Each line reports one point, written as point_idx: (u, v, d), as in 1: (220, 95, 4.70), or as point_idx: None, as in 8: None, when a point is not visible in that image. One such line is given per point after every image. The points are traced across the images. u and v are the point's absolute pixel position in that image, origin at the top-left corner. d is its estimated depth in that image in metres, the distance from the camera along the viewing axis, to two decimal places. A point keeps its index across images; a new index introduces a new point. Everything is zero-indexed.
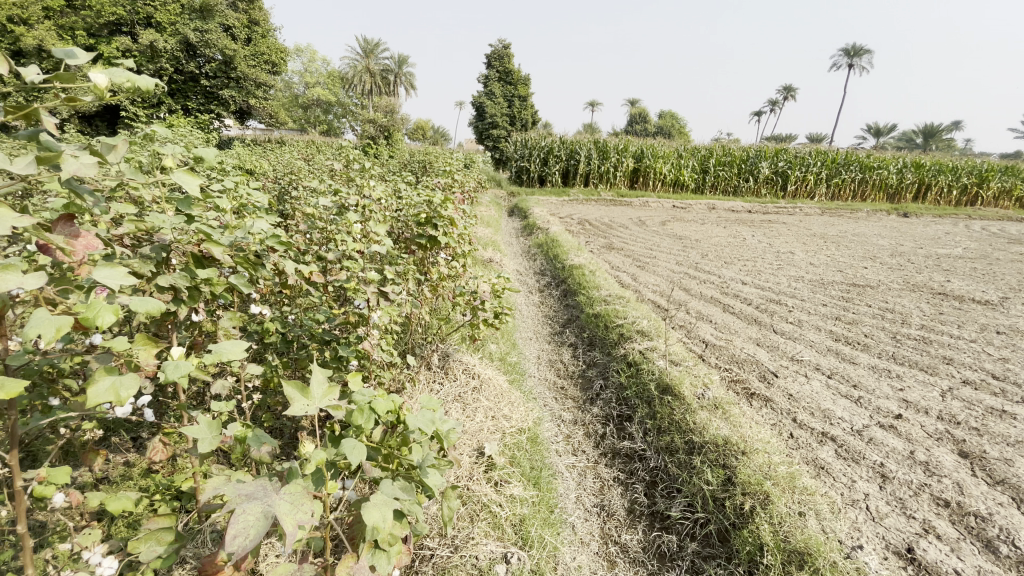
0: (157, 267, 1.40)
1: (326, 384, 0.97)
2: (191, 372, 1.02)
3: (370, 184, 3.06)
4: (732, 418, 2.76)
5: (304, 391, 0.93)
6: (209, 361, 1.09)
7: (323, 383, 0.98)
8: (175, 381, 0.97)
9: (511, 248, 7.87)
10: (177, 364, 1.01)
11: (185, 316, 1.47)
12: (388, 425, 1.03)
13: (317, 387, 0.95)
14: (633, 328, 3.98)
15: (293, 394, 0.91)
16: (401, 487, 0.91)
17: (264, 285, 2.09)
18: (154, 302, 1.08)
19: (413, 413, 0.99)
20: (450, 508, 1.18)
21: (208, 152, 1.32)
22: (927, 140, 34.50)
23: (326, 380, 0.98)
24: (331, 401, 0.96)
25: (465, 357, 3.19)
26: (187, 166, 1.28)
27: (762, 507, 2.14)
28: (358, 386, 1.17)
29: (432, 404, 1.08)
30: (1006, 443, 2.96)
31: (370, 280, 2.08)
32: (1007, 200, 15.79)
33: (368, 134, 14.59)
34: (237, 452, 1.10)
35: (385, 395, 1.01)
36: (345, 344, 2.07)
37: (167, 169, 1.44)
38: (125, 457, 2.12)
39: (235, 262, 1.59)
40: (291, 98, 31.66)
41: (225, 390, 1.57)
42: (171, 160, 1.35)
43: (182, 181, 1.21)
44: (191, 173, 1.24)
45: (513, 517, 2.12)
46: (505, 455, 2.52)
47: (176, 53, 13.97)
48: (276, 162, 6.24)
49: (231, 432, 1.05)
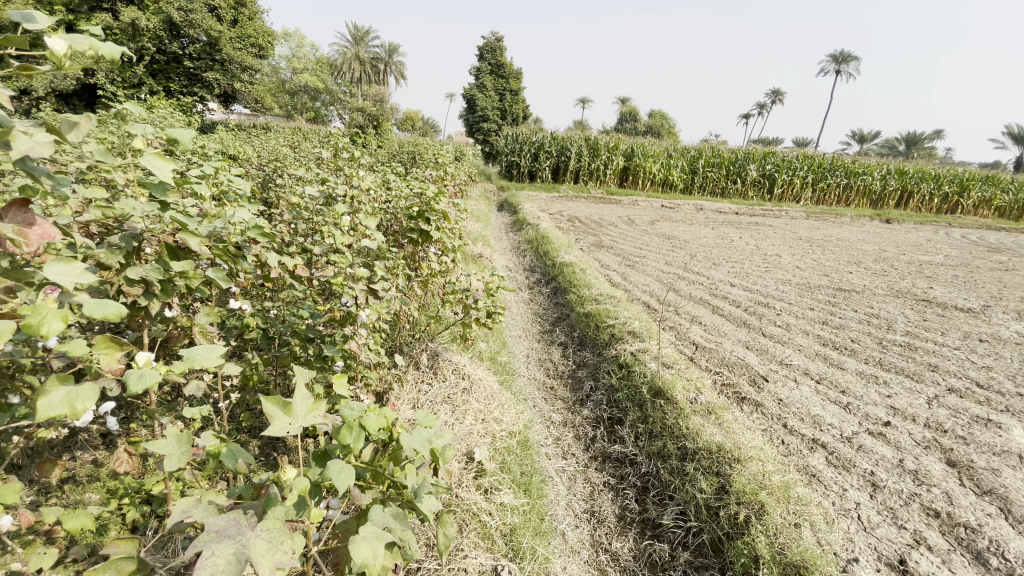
0: (127, 259, 1.30)
1: (310, 399, 0.88)
2: (162, 380, 0.90)
3: (358, 173, 2.94)
4: (724, 423, 2.71)
5: (286, 407, 0.84)
6: (179, 369, 0.97)
7: (307, 398, 0.89)
8: (141, 391, 0.85)
9: (500, 243, 7.77)
10: (145, 373, 0.90)
11: (158, 311, 1.38)
12: (379, 443, 0.95)
13: (300, 404, 0.85)
14: (624, 328, 3.93)
15: (273, 411, 0.82)
16: (392, 515, 0.82)
17: (245, 278, 1.96)
18: (112, 305, 0.98)
19: (407, 431, 0.89)
20: (446, 537, 1.02)
21: (183, 134, 1.21)
22: (910, 147, 34.97)
23: (310, 394, 0.88)
24: (316, 418, 0.87)
25: (454, 356, 3.09)
26: (160, 150, 1.17)
27: (757, 518, 2.09)
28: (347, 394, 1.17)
29: (429, 417, 1.00)
30: (992, 453, 2.98)
31: (360, 276, 1.96)
32: (986, 209, 16.09)
33: (356, 123, 14.24)
34: (210, 468, 0.98)
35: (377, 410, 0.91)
36: (330, 342, 1.95)
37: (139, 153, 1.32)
38: (93, 456, 2.02)
39: (214, 254, 1.48)
40: (278, 83, 31.02)
41: (199, 391, 1.48)
42: (144, 141, 1.23)
43: (152, 164, 1.09)
44: (162, 156, 1.12)
45: (503, 527, 2.05)
46: (495, 461, 2.44)
47: (159, 33, 13.47)
48: (261, 148, 6.06)
49: (203, 447, 0.93)
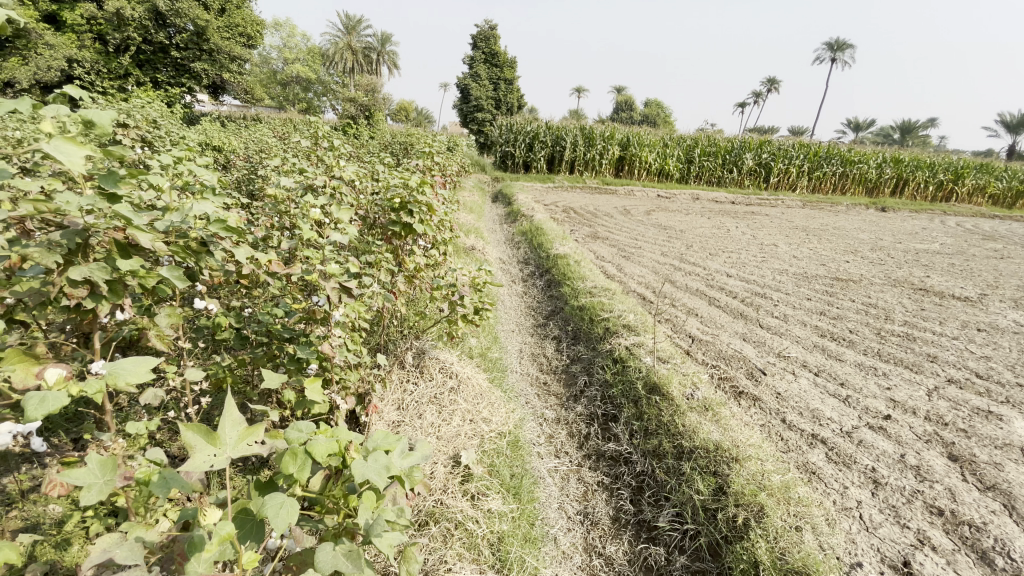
0: (70, 257, 1.19)
1: (243, 425, 0.81)
2: (69, 401, 0.80)
3: (340, 164, 2.82)
4: (722, 420, 2.63)
5: (212, 436, 0.76)
6: (97, 387, 0.87)
7: (242, 423, 0.82)
8: (36, 418, 0.75)
9: (494, 236, 7.65)
10: (52, 395, 0.80)
11: (108, 313, 1.29)
12: (332, 470, 0.86)
13: (230, 431, 0.78)
14: (619, 321, 3.85)
15: (197, 441, 0.75)
16: (343, 554, 0.73)
17: (215, 275, 1.85)
18: None
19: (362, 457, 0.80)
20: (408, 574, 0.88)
21: (99, 115, 1.07)
22: (905, 136, 34.91)
23: (244, 420, 0.81)
24: (251, 446, 0.80)
25: (442, 354, 2.99)
26: (71, 136, 1.04)
27: (756, 520, 2.01)
28: (321, 397, 1.47)
29: (392, 440, 0.89)
30: (995, 446, 2.90)
31: (332, 272, 1.80)
32: (980, 197, 16.04)
33: (348, 113, 13.95)
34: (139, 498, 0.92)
35: (329, 434, 0.82)
36: (304, 343, 1.83)
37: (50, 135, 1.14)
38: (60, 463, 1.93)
39: (171, 251, 1.35)
40: (269, 74, 30.52)
41: (157, 399, 1.40)
42: (52, 123, 1.08)
43: (61, 150, 0.98)
44: (74, 141, 1.01)
45: (491, 536, 1.95)
46: (483, 463, 2.34)
47: (145, 22, 13.09)
48: (247, 140, 5.90)
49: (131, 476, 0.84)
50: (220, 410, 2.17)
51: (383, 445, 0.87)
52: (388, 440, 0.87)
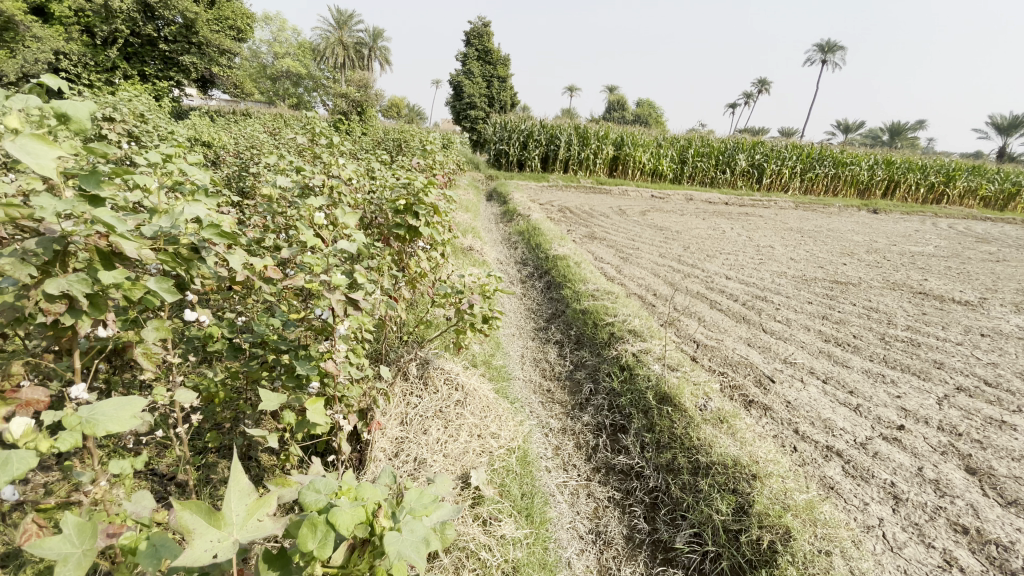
0: (48, 268, 1.04)
1: (251, 498, 0.75)
2: (37, 461, 0.72)
3: (337, 161, 2.68)
4: (738, 433, 2.52)
5: (216, 516, 0.70)
6: (72, 440, 0.77)
7: (250, 493, 0.76)
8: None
9: (491, 235, 7.51)
10: (23, 454, 0.72)
11: (88, 330, 1.15)
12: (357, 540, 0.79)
13: (235, 507, 0.72)
14: (624, 326, 3.73)
15: (198, 523, 0.68)
16: None
17: (206, 283, 1.71)
18: None
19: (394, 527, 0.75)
20: None
21: (72, 106, 0.93)
22: (894, 138, 35.21)
23: (252, 490, 0.75)
24: (260, 520, 0.74)
25: (445, 364, 2.86)
26: (38, 132, 0.90)
27: (783, 543, 1.92)
28: (321, 419, 1.39)
29: (426, 501, 0.82)
30: (1011, 458, 2.84)
31: (336, 283, 1.65)
32: (972, 199, 16.09)
33: (340, 109, 13.68)
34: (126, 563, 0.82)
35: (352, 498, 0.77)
36: (304, 356, 1.70)
37: (17, 130, 0.98)
38: (41, 479, 1.80)
39: (159, 260, 1.21)
40: (258, 68, 30.04)
41: (145, 426, 1.25)
42: (18, 117, 0.93)
43: (26, 150, 0.84)
44: (43, 139, 0.87)
45: (505, 565, 1.84)
46: (493, 484, 2.22)
47: (133, 14, 12.74)
48: (237, 134, 5.72)
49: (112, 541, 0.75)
50: (210, 424, 2.03)
51: (417, 507, 0.80)
52: (421, 503, 0.81)
